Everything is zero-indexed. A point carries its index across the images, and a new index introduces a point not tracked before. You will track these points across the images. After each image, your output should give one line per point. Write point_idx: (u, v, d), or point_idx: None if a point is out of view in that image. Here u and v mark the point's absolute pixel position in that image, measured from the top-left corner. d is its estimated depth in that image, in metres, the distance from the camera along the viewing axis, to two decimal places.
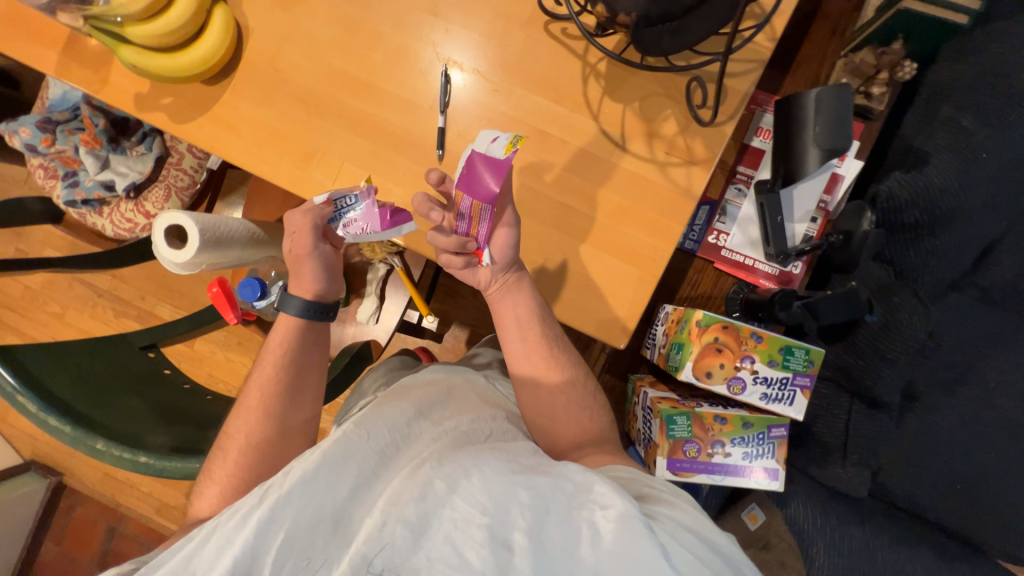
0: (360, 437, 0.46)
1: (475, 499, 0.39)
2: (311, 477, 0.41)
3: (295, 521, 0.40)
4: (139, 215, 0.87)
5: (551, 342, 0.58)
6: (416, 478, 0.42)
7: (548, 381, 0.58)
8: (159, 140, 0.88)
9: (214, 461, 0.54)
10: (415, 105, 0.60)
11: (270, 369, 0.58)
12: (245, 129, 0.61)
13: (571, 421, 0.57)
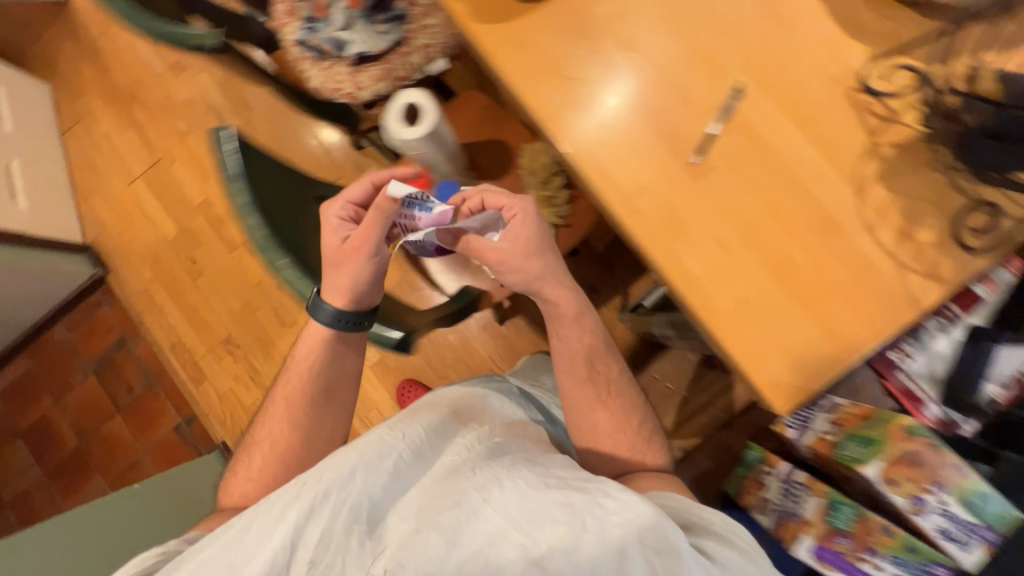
0: (390, 442, 0.61)
1: (497, 508, 0.52)
2: (358, 476, 0.56)
3: (337, 509, 0.54)
4: (350, 81, 0.90)
5: (607, 379, 0.76)
6: (452, 488, 0.55)
7: (590, 408, 0.74)
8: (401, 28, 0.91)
9: (257, 448, 0.76)
10: (694, 102, 0.60)
11: (303, 379, 0.78)
12: (529, 51, 0.63)
13: (601, 438, 0.74)
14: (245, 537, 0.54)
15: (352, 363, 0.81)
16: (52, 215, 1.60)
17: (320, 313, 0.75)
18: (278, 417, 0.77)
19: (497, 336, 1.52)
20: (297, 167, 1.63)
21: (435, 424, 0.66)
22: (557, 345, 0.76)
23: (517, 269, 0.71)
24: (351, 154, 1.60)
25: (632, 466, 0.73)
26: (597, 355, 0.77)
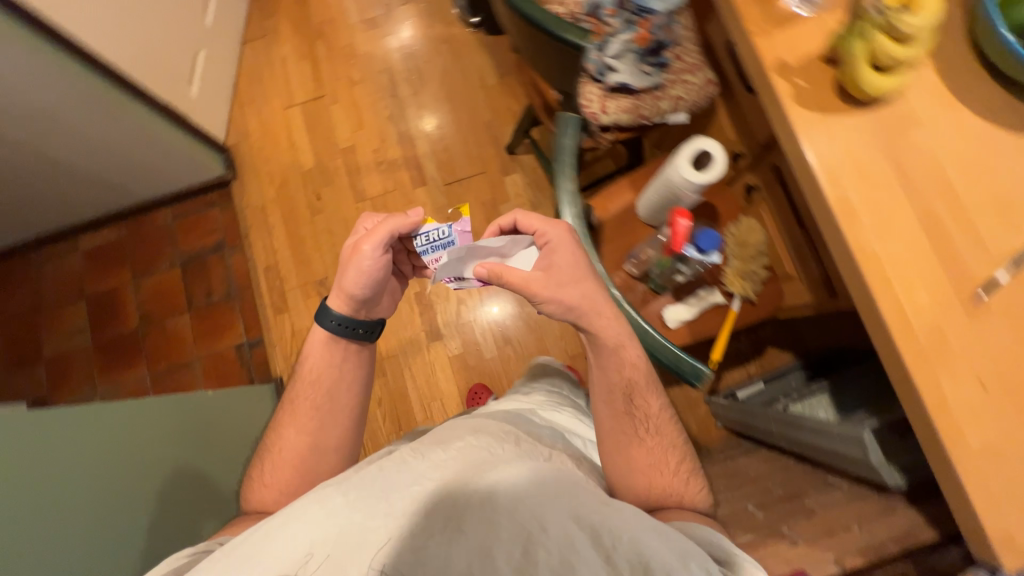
0: (410, 460, 0.74)
1: (516, 505, 0.63)
2: (369, 487, 0.68)
3: (369, 505, 0.66)
4: (598, 103, 0.92)
5: (644, 413, 0.82)
6: (457, 489, 0.66)
7: (621, 431, 0.81)
8: (661, 71, 0.94)
9: (271, 469, 0.89)
10: (985, 246, 0.63)
11: (310, 392, 0.93)
12: (843, 146, 0.67)
13: (639, 465, 0.79)
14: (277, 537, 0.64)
15: (359, 371, 0.96)
16: (211, 108, 1.65)
17: (325, 321, 0.92)
18: (295, 415, 0.92)
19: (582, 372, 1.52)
20: (447, 148, 1.68)
21: (452, 443, 0.77)
22: (600, 374, 0.82)
23: (560, 300, 0.76)
24: (501, 155, 1.66)
25: (668, 500, 0.78)
26: (636, 391, 0.82)
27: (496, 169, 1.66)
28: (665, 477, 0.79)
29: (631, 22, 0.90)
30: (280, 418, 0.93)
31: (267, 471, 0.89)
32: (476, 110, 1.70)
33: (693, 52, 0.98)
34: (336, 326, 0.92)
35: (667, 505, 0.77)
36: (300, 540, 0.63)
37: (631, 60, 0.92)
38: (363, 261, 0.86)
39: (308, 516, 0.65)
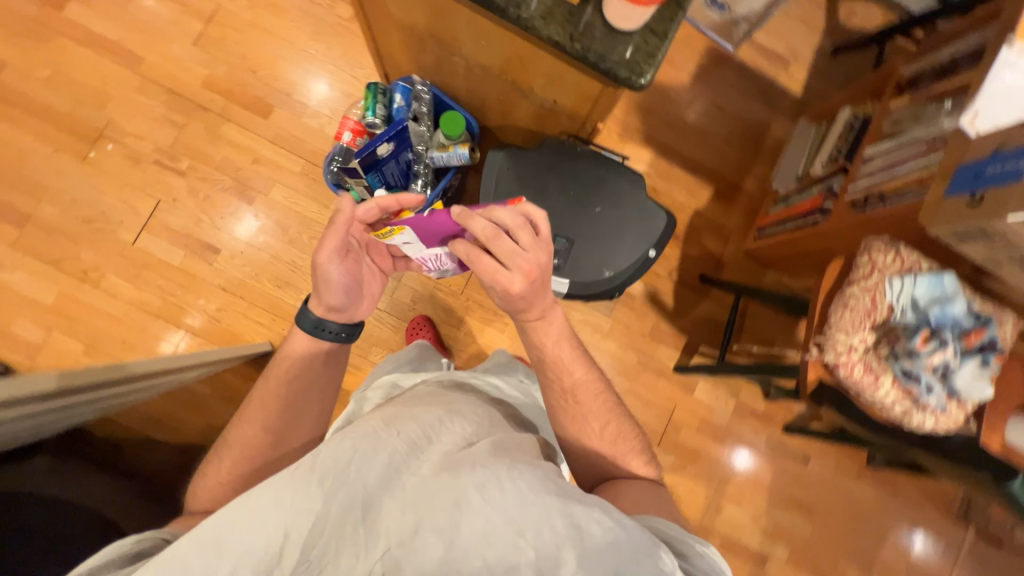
0: (386, 436, 0.68)
1: (498, 505, 0.60)
2: (344, 472, 0.62)
3: (343, 478, 0.62)
4: (959, 412, 0.92)
5: (574, 386, 0.85)
6: (456, 486, 0.62)
7: (580, 393, 0.84)
8: (996, 353, 0.91)
9: (216, 463, 0.79)
10: None
11: (273, 384, 0.82)
12: None
13: (593, 416, 0.84)
14: (242, 526, 0.57)
15: (338, 363, 0.89)
16: None
17: (323, 333, 0.84)
18: (263, 411, 0.81)
19: (881, 482, 1.62)
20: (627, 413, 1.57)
21: (429, 413, 0.75)
22: (537, 362, 0.86)
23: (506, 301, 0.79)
24: (676, 379, 1.59)
25: (619, 466, 0.83)
26: (558, 363, 0.84)
27: (680, 392, 1.59)
28: (607, 449, 0.83)
29: (961, 343, 0.91)
30: (239, 414, 0.82)
31: (214, 476, 0.77)
32: (621, 360, 1.57)
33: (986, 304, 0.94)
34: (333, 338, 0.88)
35: (614, 472, 0.82)
36: (269, 522, 0.57)
37: (979, 368, 0.90)
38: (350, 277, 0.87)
39: (263, 505, 0.58)
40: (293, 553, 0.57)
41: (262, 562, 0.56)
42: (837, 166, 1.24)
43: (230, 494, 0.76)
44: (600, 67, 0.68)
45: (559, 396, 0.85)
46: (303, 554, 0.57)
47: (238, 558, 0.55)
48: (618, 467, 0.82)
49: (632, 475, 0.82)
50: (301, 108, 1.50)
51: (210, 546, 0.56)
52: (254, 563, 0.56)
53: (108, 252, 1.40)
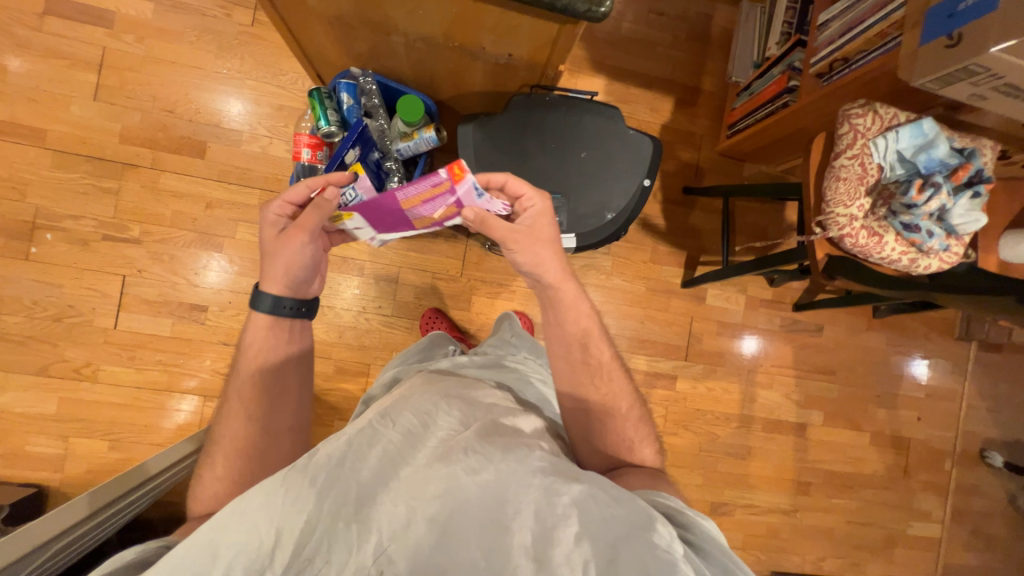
0: (381, 429, 0.70)
1: (490, 487, 0.64)
2: (338, 465, 0.64)
3: (334, 472, 0.64)
4: (959, 247, 0.97)
5: (599, 364, 0.87)
6: (452, 470, 0.65)
7: (592, 364, 0.87)
8: (985, 183, 0.95)
9: (211, 460, 0.77)
10: None
11: (250, 372, 0.81)
12: None
13: (601, 392, 0.86)
14: (235, 531, 0.58)
15: (302, 346, 0.85)
16: None
17: (282, 308, 0.81)
18: (243, 402, 0.79)
19: (890, 329, 1.73)
20: (651, 339, 1.62)
21: (426, 400, 0.78)
22: (559, 329, 0.87)
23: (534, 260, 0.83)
24: (686, 293, 1.63)
25: (630, 457, 0.84)
26: (593, 338, 0.87)
27: (693, 304, 1.64)
28: (624, 432, 0.85)
29: (952, 184, 0.94)
30: (223, 409, 0.80)
31: (209, 473, 0.76)
32: (630, 292, 1.60)
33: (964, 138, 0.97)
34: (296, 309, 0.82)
35: (625, 460, 0.84)
36: (262, 524, 0.59)
37: (969, 201, 0.94)
38: (352, 236, 0.91)
39: (255, 508, 0.59)
40: (283, 554, 0.58)
41: (255, 563, 0.57)
42: (793, 40, 1.22)
43: (230, 490, 0.75)
44: (557, 8, 0.64)
45: (587, 376, 0.87)
46: (294, 554, 0.58)
47: (231, 562, 0.57)
48: (624, 454, 0.84)
49: (637, 464, 0.84)
50: (235, 136, 1.39)
51: (201, 553, 0.57)
52: (247, 564, 0.57)
53: (94, 344, 1.33)
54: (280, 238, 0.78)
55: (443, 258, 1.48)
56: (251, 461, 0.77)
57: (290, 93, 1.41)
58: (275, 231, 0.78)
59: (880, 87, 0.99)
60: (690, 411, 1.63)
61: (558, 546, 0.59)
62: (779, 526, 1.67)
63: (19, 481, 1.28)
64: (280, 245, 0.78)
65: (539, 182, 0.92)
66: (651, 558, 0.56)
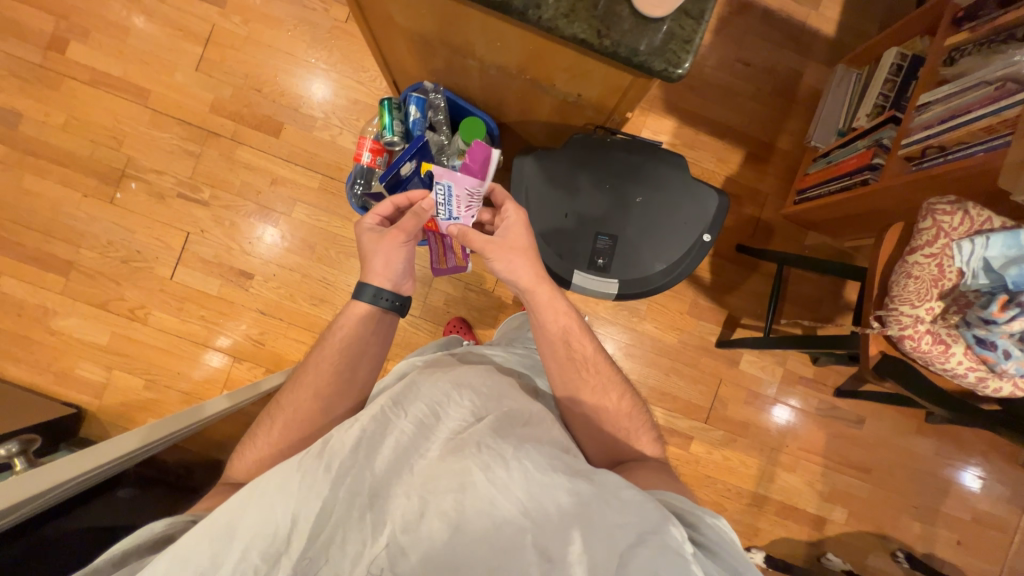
0: (394, 418, 0.73)
1: (500, 486, 0.64)
2: (356, 453, 0.67)
3: (350, 459, 0.66)
4: None
5: (584, 358, 0.87)
6: (463, 466, 0.66)
7: (591, 380, 0.87)
8: None
9: (267, 424, 0.83)
10: None
11: (329, 351, 0.87)
12: None
13: (605, 394, 0.87)
14: (255, 509, 0.60)
15: (383, 339, 0.91)
16: None
17: (378, 301, 0.88)
18: (318, 382, 0.85)
19: (942, 436, 1.57)
20: (672, 393, 1.55)
21: (441, 389, 0.79)
22: (540, 330, 0.88)
23: (512, 266, 0.85)
24: (719, 352, 1.56)
25: (631, 446, 0.85)
26: (573, 334, 0.88)
27: (724, 365, 1.56)
28: (621, 423, 0.86)
29: None
30: (295, 379, 0.87)
31: (265, 435, 0.82)
32: (660, 340, 1.55)
33: None
34: (390, 304, 0.89)
35: (626, 457, 0.84)
36: (280, 508, 0.60)
37: None
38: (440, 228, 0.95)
39: (275, 491, 0.62)
40: (302, 538, 0.60)
41: (274, 544, 0.59)
42: (886, 115, 1.14)
43: (275, 457, 0.80)
44: (633, 63, 0.63)
45: (577, 371, 0.87)
46: (312, 539, 0.60)
47: (249, 543, 0.58)
48: (628, 447, 0.85)
49: (640, 455, 0.84)
50: (310, 122, 1.47)
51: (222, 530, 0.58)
52: (265, 548, 0.58)
53: (150, 289, 1.44)
54: (381, 240, 0.86)
55: (479, 271, 1.49)
56: (307, 438, 0.82)
57: (367, 89, 1.47)
58: (377, 234, 0.86)
59: (975, 184, 0.91)
60: (700, 475, 1.55)
61: (571, 542, 0.60)
62: None
63: (63, 400, 1.40)
64: (385, 248, 0.86)
65: (585, 221, 0.92)
66: (663, 557, 0.56)
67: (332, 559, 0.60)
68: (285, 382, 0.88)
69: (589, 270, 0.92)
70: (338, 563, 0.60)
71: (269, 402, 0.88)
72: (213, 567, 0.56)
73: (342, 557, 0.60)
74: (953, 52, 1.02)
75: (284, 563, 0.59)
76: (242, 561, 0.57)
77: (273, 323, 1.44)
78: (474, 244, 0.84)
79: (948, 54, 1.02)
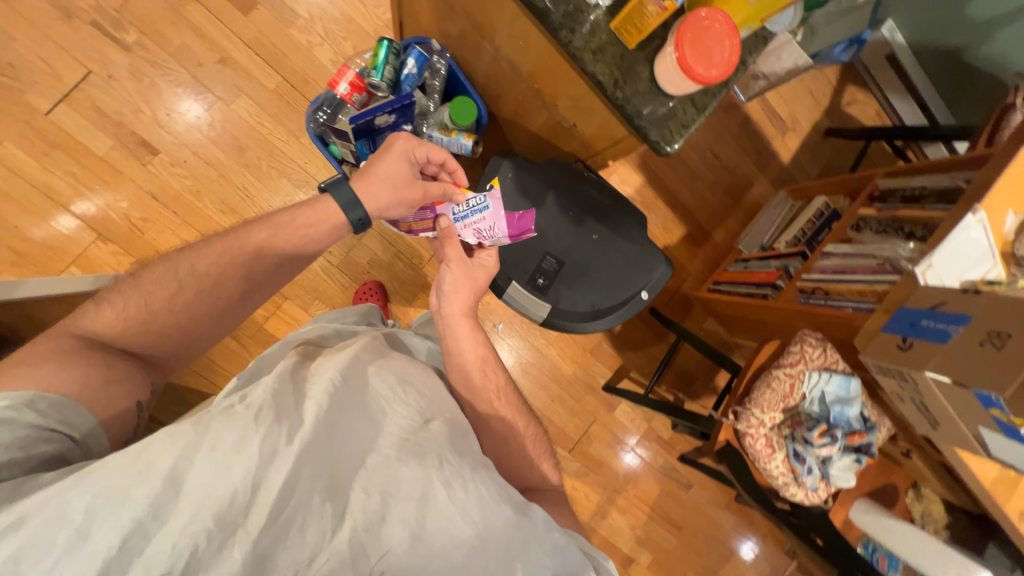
0: (348, 400, 0.65)
1: (461, 506, 0.61)
2: (315, 431, 0.59)
3: (307, 435, 0.58)
4: (822, 489, 1.09)
5: (495, 388, 0.87)
6: (425, 475, 0.62)
7: (499, 408, 0.86)
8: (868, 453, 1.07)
9: (142, 281, 0.73)
10: None
11: (244, 240, 0.76)
12: None
13: (520, 422, 0.87)
14: (202, 467, 0.51)
15: (308, 251, 0.80)
16: None
17: (351, 216, 0.78)
18: (214, 262, 0.74)
19: (741, 514, 1.87)
20: (550, 417, 1.65)
21: (382, 381, 0.71)
22: (457, 358, 0.86)
23: (456, 286, 0.85)
24: (603, 395, 1.69)
25: (536, 473, 0.85)
26: (488, 364, 0.88)
27: (602, 407, 1.70)
28: (526, 452, 0.85)
29: (848, 436, 1.05)
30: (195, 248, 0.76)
31: (145, 292, 0.72)
32: (558, 367, 1.64)
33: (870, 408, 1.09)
34: (356, 222, 0.80)
35: (529, 483, 0.84)
36: (235, 472, 0.52)
37: (843, 462, 1.06)
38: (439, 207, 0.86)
39: (227, 447, 0.53)
40: (258, 512, 0.52)
41: (229, 513, 0.51)
42: (799, 249, 1.34)
43: (133, 317, 0.70)
44: (634, 123, 0.66)
45: (485, 401, 0.85)
46: (271, 518, 0.53)
47: (196, 511, 0.50)
48: (534, 474, 0.84)
49: (543, 483, 0.85)
50: (290, 17, 1.29)
51: (163, 481, 0.50)
52: (215, 512, 0.51)
53: (10, 116, 1.16)
54: (405, 174, 0.79)
55: (415, 243, 1.44)
56: (195, 317, 0.74)
57: (366, 12, 1.33)
58: (401, 160, 0.79)
59: (837, 331, 1.09)
60: None
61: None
62: None
63: None
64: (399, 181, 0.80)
65: (537, 239, 0.94)
66: None
67: (289, 546, 0.54)
68: (195, 242, 0.77)
69: (528, 287, 0.94)
70: (295, 550, 0.54)
71: (173, 251, 0.77)
72: (153, 516, 0.49)
73: (301, 545, 0.54)
74: (860, 221, 1.23)
75: (238, 540, 0.51)
76: (186, 525, 0.49)
77: (161, 213, 1.24)
78: (446, 253, 0.82)
79: (857, 221, 1.23)
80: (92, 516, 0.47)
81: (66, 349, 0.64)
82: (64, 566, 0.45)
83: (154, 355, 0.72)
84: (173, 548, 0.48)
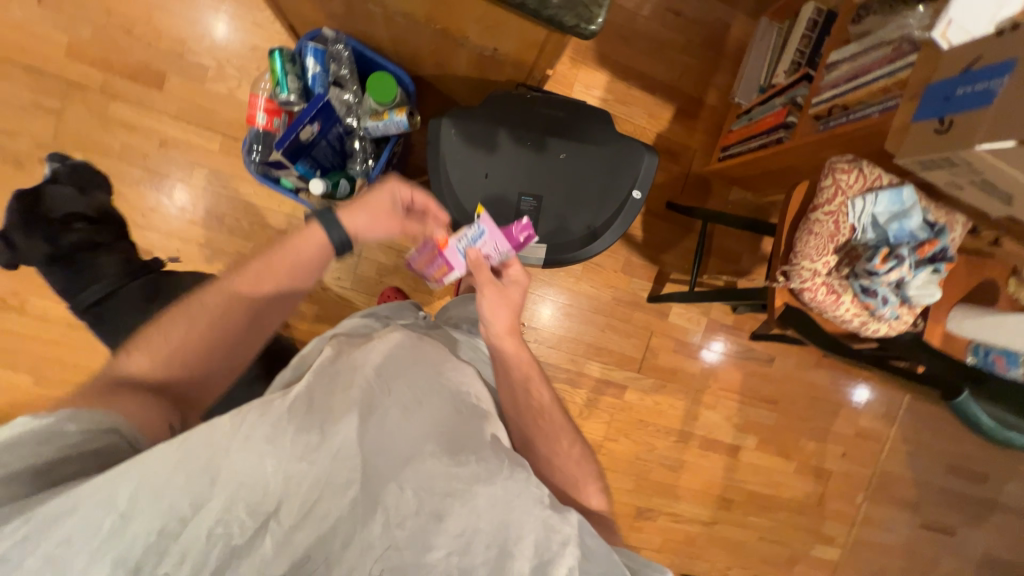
0: (380, 396, 0.67)
1: (491, 503, 0.62)
2: (350, 429, 0.61)
3: (342, 433, 0.60)
4: (908, 313, 1.00)
5: (541, 407, 0.86)
6: (457, 474, 0.63)
7: (544, 415, 0.86)
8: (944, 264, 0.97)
9: (159, 327, 0.74)
10: None
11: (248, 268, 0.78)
12: None
13: (563, 438, 0.86)
14: (238, 459, 0.54)
15: (305, 271, 0.81)
16: None
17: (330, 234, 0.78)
18: (226, 297, 0.76)
19: (835, 367, 1.79)
20: (607, 347, 1.63)
21: (421, 374, 0.73)
22: (504, 373, 0.86)
23: (496, 308, 0.82)
24: (651, 306, 1.64)
25: (576, 497, 0.82)
26: (534, 381, 0.87)
27: (655, 318, 1.65)
28: (569, 469, 0.84)
29: (917, 252, 0.95)
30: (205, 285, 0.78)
31: (161, 331, 0.73)
32: (596, 296, 1.60)
33: (933, 210, 0.97)
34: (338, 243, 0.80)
35: (572, 497, 0.81)
36: (269, 463, 0.55)
37: (917, 281, 0.96)
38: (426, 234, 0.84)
39: (260, 443, 0.56)
40: (290, 503, 0.55)
41: (261, 502, 0.54)
42: (801, 73, 1.17)
43: (154, 362, 0.71)
44: (543, 17, 0.58)
45: (535, 418, 0.85)
46: (304, 509, 0.55)
47: (232, 496, 0.52)
48: (573, 497, 0.82)
49: (584, 507, 0.82)
50: (200, 72, 1.26)
51: (200, 470, 0.52)
52: (249, 504, 0.53)
53: (22, 274, 1.25)
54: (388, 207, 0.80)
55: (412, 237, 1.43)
56: (215, 353, 0.76)
57: (265, 32, 1.27)
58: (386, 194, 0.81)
59: (872, 144, 0.96)
60: (634, 420, 1.68)
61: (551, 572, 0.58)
62: (696, 537, 1.76)
63: None
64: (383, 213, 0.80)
65: (504, 183, 0.89)
66: None
67: (321, 538, 0.55)
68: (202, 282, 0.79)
69: None
70: (328, 541, 0.55)
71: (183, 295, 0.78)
72: (189, 507, 0.51)
73: (329, 539, 0.56)
74: (861, 11, 1.05)
75: (269, 530, 0.54)
76: (224, 512, 0.52)
77: None
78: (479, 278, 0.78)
79: (856, 12, 1.05)
80: (134, 502, 0.49)
81: (98, 392, 0.65)
82: (99, 558, 0.47)
83: (173, 390, 0.72)
84: (207, 536, 0.51)
